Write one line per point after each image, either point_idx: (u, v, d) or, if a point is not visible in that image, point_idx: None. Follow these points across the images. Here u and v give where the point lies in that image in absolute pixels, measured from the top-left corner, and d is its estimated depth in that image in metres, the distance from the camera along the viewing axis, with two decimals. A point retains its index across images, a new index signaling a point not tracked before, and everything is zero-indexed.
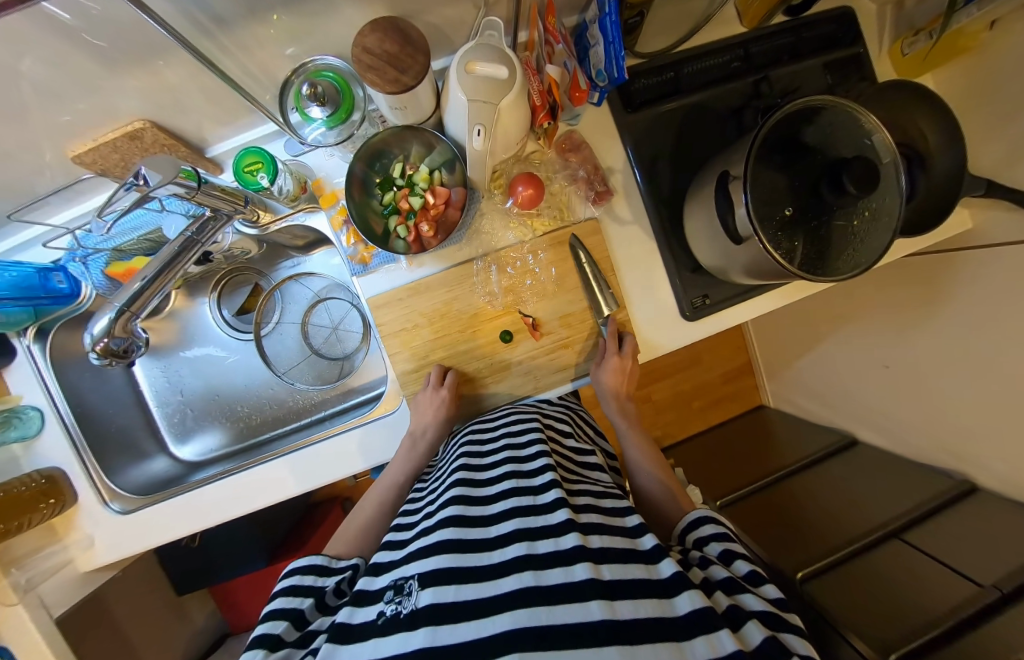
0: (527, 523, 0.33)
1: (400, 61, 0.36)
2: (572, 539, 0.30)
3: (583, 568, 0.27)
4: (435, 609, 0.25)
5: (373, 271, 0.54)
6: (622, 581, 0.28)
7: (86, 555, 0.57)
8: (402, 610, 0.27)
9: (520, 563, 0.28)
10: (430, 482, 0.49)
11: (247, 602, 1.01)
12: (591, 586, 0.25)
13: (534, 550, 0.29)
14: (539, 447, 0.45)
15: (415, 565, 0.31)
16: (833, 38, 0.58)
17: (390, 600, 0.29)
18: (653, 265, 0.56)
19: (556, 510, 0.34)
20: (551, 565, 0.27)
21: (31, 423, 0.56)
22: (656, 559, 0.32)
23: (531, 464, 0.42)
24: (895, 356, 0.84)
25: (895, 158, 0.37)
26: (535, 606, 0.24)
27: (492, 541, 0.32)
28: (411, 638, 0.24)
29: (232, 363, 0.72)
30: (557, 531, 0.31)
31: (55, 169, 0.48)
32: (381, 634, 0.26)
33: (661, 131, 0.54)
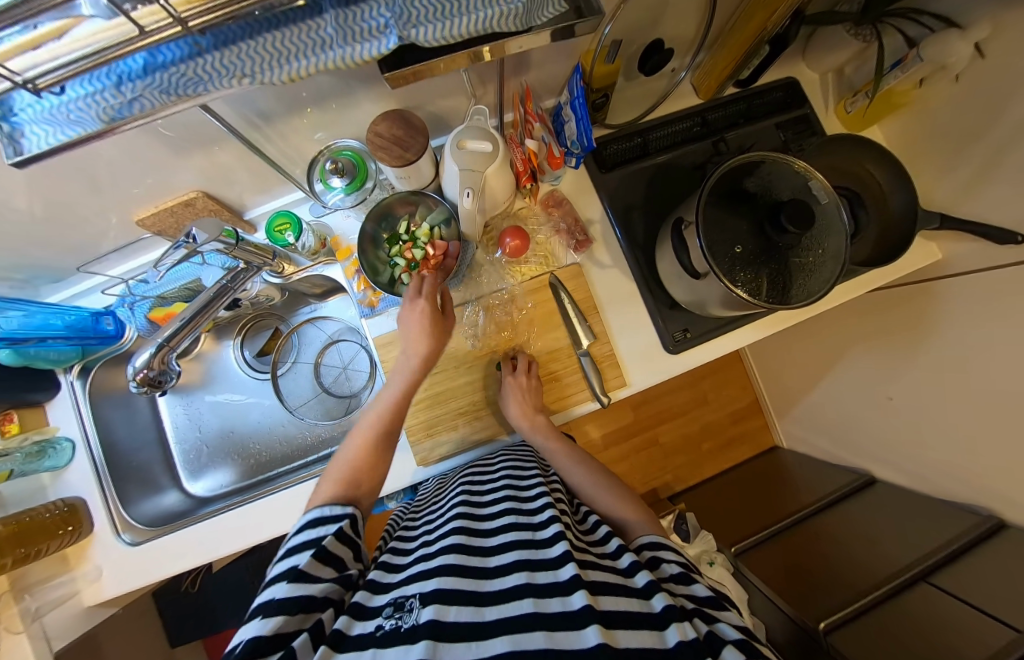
0: (530, 556, 0.34)
1: (404, 142, 0.45)
2: (570, 569, 0.31)
3: (581, 596, 0.28)
4: (436, 625, 0.26)
5: (380, 313, 0.59)
6: (619, 613, 0.28)
7: (92, 588, 0.58)
8: (403, 624, 0.28)
9: (520, 590, 0.29)
10: (426, 517, 0.49)
11: None
12: (588, 613, 0.26)
13: (534, 580, 0.30)
14: (541, 489, 0.46)
15: (416, 585, 0.32)
16: (782, 103, 0.67)
17: (388, 616, 0.30)
18: (633, 303, 0.60)
19: (555, 544, 0.35)
20: (551, 594, 0.28)
21: (63, 454, 0.61)
22: (649, 594, 0.31)
23: (532, 504, 0.44)
24: (896, 386, 0.83)
25: (832, 199, 0.43)
26: (537, 631, 0.25)
27: (492, 571, 0.33)
28: (412, 650, 0.24)
29: (249, 399, 0.77)
30: (556, 563, 0.32)
31: (120, 230, 0.58)
32: (378, 645, 0.26)
33: (633, 186, 0.62)
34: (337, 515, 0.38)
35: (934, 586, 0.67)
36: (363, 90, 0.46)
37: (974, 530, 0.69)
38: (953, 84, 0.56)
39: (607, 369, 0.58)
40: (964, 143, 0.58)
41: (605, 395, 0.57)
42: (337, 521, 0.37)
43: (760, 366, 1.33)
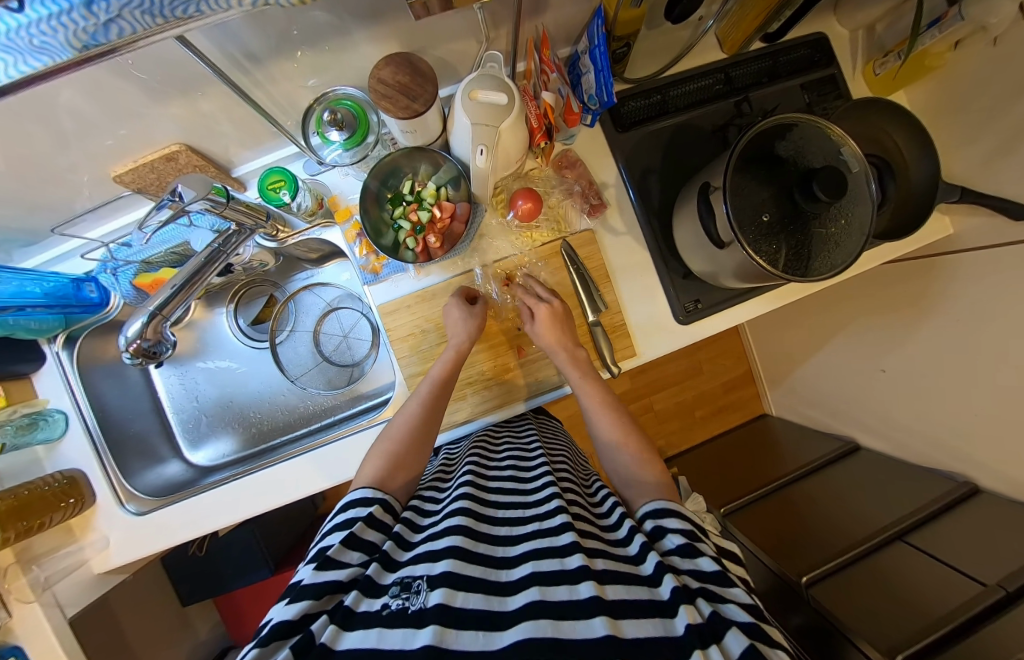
0: (539, 544, 0.32)
1: (411, 91, 0.40)
2: (577, 559, 0.30)
3: (587, 587, 0.27)
4: (445, 610, 0.26)
5: (384, 279, 0.56)
6: (624, 601, 0.27)
7: (100, 556, 0.58)
8: (411, 606, 0.27)
9: (528, 579, 0.29)
10: (433, 490, 0.47)
11: (252, 613, 0.98)
12: (593, 605, 0.26)
13: (541, 567, 0.29)
14: (546, 479, 0.44)
15: (423, 565, 0.31)
16: (810, 60, 0.63)
17: (396, 594, 0.29)
18: (647, 272, 0.59)
19: (562, 532, 0.33)
20: (557, 582, 0.28)
21: (56, 426, 0.59)
22: (656, 581, 0.30)
23: (536, 495, 0.41)
24: (891, 360, 0.85)
25: (864, 168, 0.41)
26: (541, 619, 0.25)
27: (499, 559, 0.32)
28: (421, 635, 0.25)
29: (245, 368, 0.75)
30: (563, 551, 0.31)
31: (95, 188, 0.53)
32: (385, 625, 0.26)
33: (650, 148, 0.58)
34: (368, 500, 0.39)
35: (908, 545, 0.72)
36: (362, 29, 0.41)
37: (950, 494, 0.74)
38: (989, 48, 0.53)
39: (617, 339, 0.58)
40: (992, 112, 0.56)
41: (615, 365, 0.57)
42: (369, 506, 0.38)
43: (756, 339, 1.34)
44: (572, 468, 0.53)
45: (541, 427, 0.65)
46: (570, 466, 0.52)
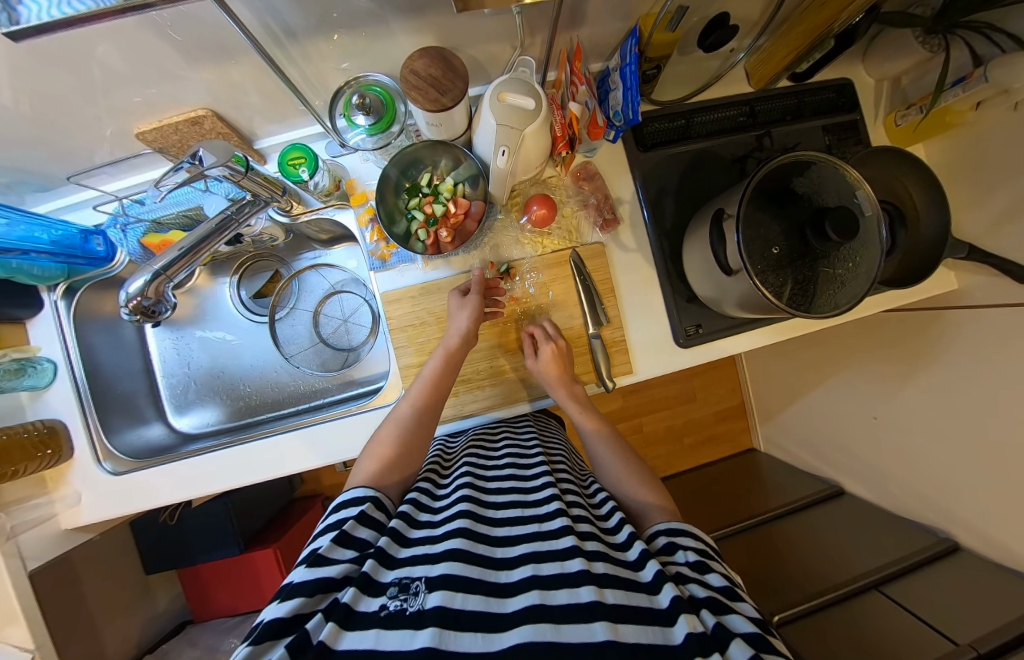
0: (538, 547, 0.31)
1: (441, 85, 0.41)
2: (577, 563, 0.28)
3: (587, 591, 0.25)
4: (443, 612, 0.24)
5: (391, 268, 0.56)
6: (625, 605, 0.25)
7: (70, 512, 0.57)
8: (407, 608, 0.25)
9: (528, 582, 0.27)
10: (433, 481, 0.46)
11: (209, 589, 0.95)
12: (595, 608, 0.24)
13: (541, 571, 0.27)
14: (546, 480, 0.43)
15: (422, 567, 0.29)
16: (833, 104, 0.64)
17: (393, 596, 0.26)
18: (652, 292, 0.59)
19: (562, 535, 0.32)
20: (558, 586, 0.26)
21: (44, 374, 0.58)
22: (655, 589, 0.27)
23: (536, 494, 0.40)
24: (885, 408, 0.85)
25: (876, 213, 0.41)
26: (541, 623, 0.23)
27: (498, 560, 0.30)
28: (419, 637, 0.22)
29: (241, 341, 0.74)
30: (563, 554, 0.29)
31: (116, 143, 0.53)
32: (383, 626, 0.24)
33: (670, 169, 0.59)
34: (361, 499, 0.37)
35: (886, 597, 0.71)
36: (400, 20, 0.42)
37: (931, 548, 0.74)
38: (1009, 113, 0.53)
39: (615, 353, 0.58)
40: (1007, 174, 0.57)
41: (610, 379, 0.57)
42: (360, 506, 0.36)
43: (752, 371, 1.34)
44: (571, 471, 0.51)
45: (541, 426, 0.65)
46: (568, 466, 0.52)
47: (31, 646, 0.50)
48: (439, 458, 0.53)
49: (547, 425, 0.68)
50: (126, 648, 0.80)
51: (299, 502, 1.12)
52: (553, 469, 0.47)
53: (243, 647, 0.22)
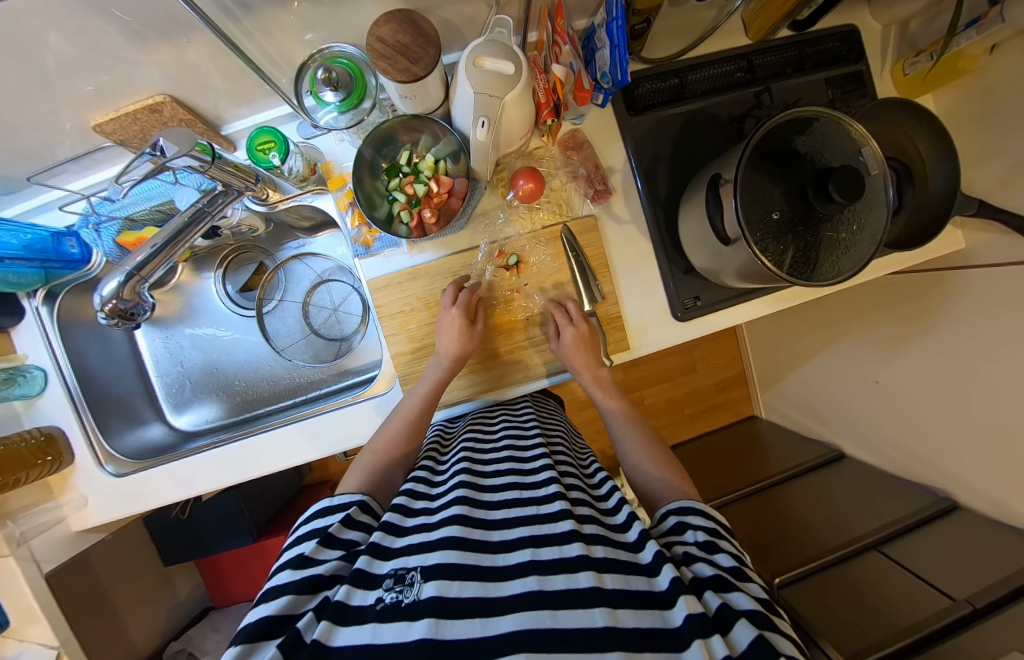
0: (536, 531, 0.31)
1: (411, 52, 0.38)
2: (576, 548, 0.28)
3: (587, 576, 0.25)
4: (439, 600, 0.23)
5: (375, 253, 0.54)
6: (625, 590, 0.25)
7: (79, 514, 0.58)
8: (403, 600, 0.24)
9: (525, 567, 0.26)
10: (432, 468, 0.46)
11: (229, 578, 0.98)
12: (594, 594, 0.24)
13: (539, 556, 0.27)
14: (544, 463, 0.43)
15: (418, 557, 0.28)
16: (837, 54, 0.59)
17: (389, 588, 0.26)
18: (648, 265, 0.57)
19: (561, 519, 0.31)
20: (556, 571, 0.25)
21: (34, 382, 0.57)
22: (655, 571, 0.27)
23: (534, 477, 0.40)
24: (887, 373, 0.84)
25: (883, 171, 0.39)
26: (540, 608, 0.22)
27: (495, 545, 0.29)
28: (415, 628, 0.22)
29: (232, 336, 0.73)
30: (562, 539, 0.29)
31: (76, 137, 0.50)
32: (379, 619, 0.23)
33: (662, 133, 0.56)
34: (345, 504, 0.37)
35: (884, 556, 0.73)
36: None
37: (929, 508, 0.76)
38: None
39: (611, 330, 0.56)
40: (1020, 123, 0.53)
41: (607, 357, 0.56)
42: (346, 510, 0.36)
43: (753, 342, 1.33)
44: (570, 451, 0.51)
45: (540, 406, 0.65)
46: (566, 447, 0.51)
47: (56, 644, 0.52)
48: (438, 443, 0.53)
49: (545, 405, 0.68)
50: (153, 636, 0.83)
51: (309, 490, 1.14)
52: (550, 450, 0.47)
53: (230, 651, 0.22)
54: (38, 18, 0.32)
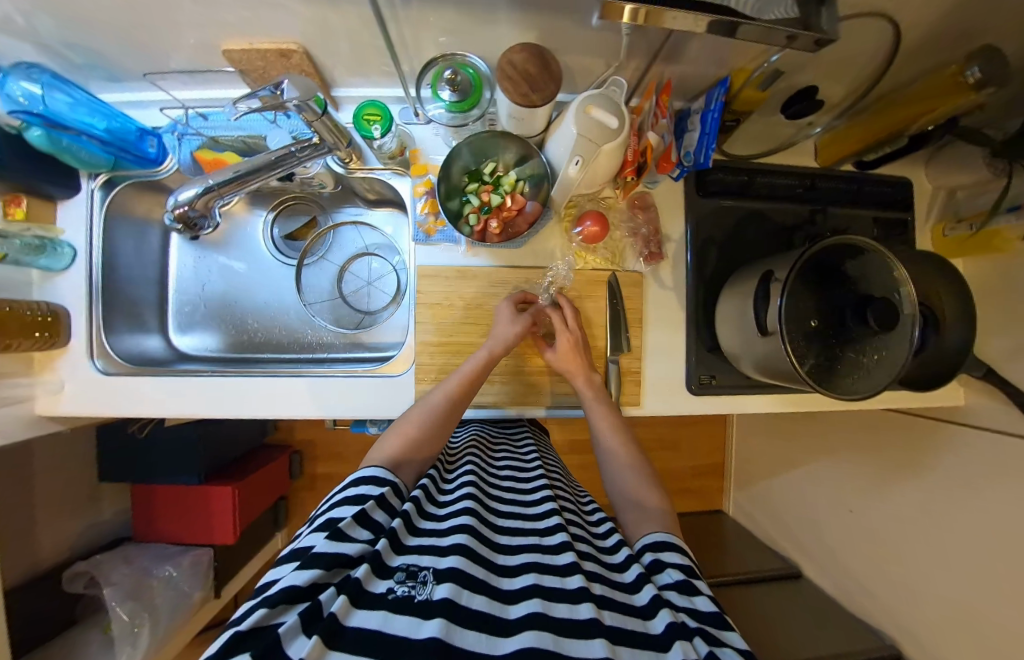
0: (540, 560, 0.31)
1: (535, 81, 0.42)
2: (579, 580, 0.28)
3: (589, 608, 0.25)
4: (452, 604, 0.23)
5: (434, 243, 0.57)
6: (623, 630, 0.25)
7: (49, 399, 0.56)
8: (416, 595, 0.24)
9: (530, 590, 0.27)
10: (438, 474, 0.46)
11: (160, 514, 0.89)
12: (595, 626, 0.24)
13: (544, 582, 0.28)
14: (546, 498, 0.43)
15: (430, 557, 0.28)
16: (890, 200, 0.65)
17: (401, 580, 0.26)
18: (677, 334, 0.59)
19: (562, 553, 0.32)
20: (558, 599, 0.26)
21: (61, 258, 0.57)
22: (649, 615, 0.28)
23: (536, 509, 0.41)
24: (863, 504, 0.86)
25: (913, 316, 0.40)
26: (545, 631, 0.23)
27: (499, 567, 0.30)
28: (428, 624, 0.22)
29: (261, 277, 0.74)
30: (564, 571, 0.29)
31: (200, 53, 0.53)
32: (391, 609, 0.23)
33: (722, 220, 0.60)
34: (380, 480, 0.37)
35: None
36: (514, 13, 0.42)
37: (876, 652, 0.75)
38: None
39: (627, 383, 0.58)
40: None
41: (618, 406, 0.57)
42: (381, 487, 0.36)
43: (740, 434, 1.34)
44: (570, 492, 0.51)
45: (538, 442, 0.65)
46: (565, 488, 0.52)
47: None
48: (444, 458, 0.52)
49: (540, 439, 0.68)
50: (60, 551, 0.78)
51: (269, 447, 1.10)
52: (551, 488, 0.47)
53: (257, 609, 0.22)
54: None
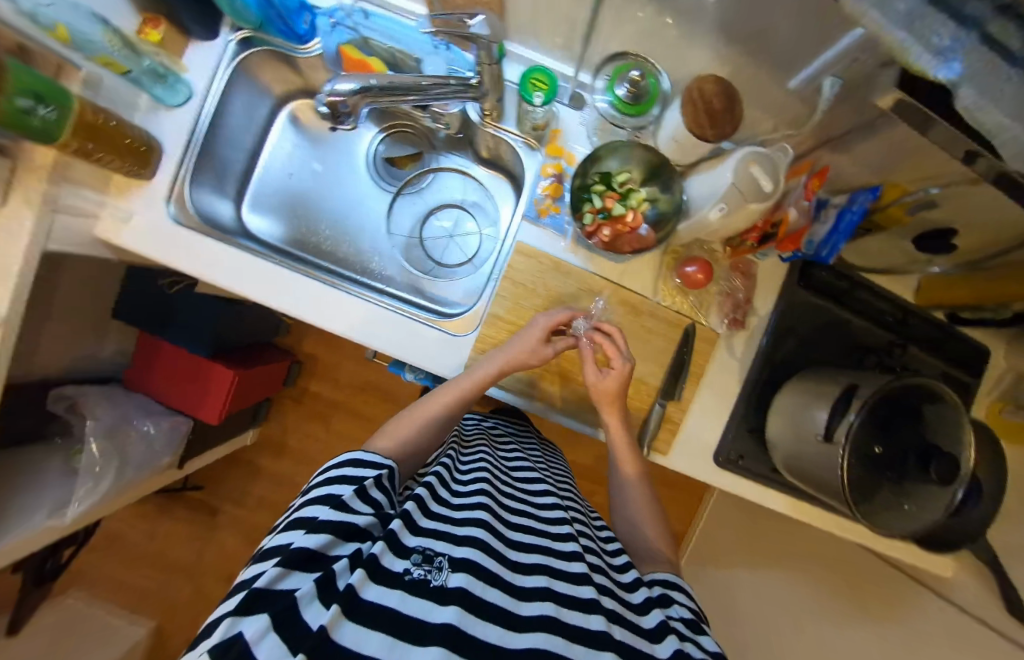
0: (551, 562, 0.34)
1: (718, 119, 0.43)
2: (589, 591, 0.33)
3: (598, 620, 0.30)
4: (467, 596, 0.27)
5: (541, 225, 0.56)
6: (627, 643, 0.31)
7: (113, 225, 0.56)
8: (432, 581, 0.28)
9: (543, 592, 0.31)
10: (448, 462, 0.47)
11: (152, 381, 0.86)
12: (605, 639, 0.29)
13: (555, 587, 0.32)
14: (557, 503, 0.46)
15: (445, 544, 0.31)
16: (967, 360, 0.65)
17: (417, 563, 0.29)
18: (726, 403, 0.59)
19: (572, 561, 0.36)
20: (568, 606, 0.30)
21: (177, 95, 0.55)
22: (654, 639, 0.33)
23: (547, 513, 0.44)
24: (807, 623, 0.87)
25: (963, 482, 0.41)
26: (554, 636, 0.28)
27: (513, 561, 0.33)
28: (442, 611, 0.26)
29: (352, 186, 0.72)
30: (575, 579, 0.33)
31: None
32: (406, 591, 0.26)
33: (811, 315, 0.60)
34: (379, 462, 0.38)
35: None
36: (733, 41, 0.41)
37: None
38: None
39: (662, 430, 0.58)
40: None
41: (648, 447, 0.58)
42: (378, 469, 0.37)
43: None
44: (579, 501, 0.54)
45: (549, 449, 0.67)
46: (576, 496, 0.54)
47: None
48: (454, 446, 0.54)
49: (546, 452, 0.68)
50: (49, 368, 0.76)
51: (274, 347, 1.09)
52: (561, 493, 0.50)
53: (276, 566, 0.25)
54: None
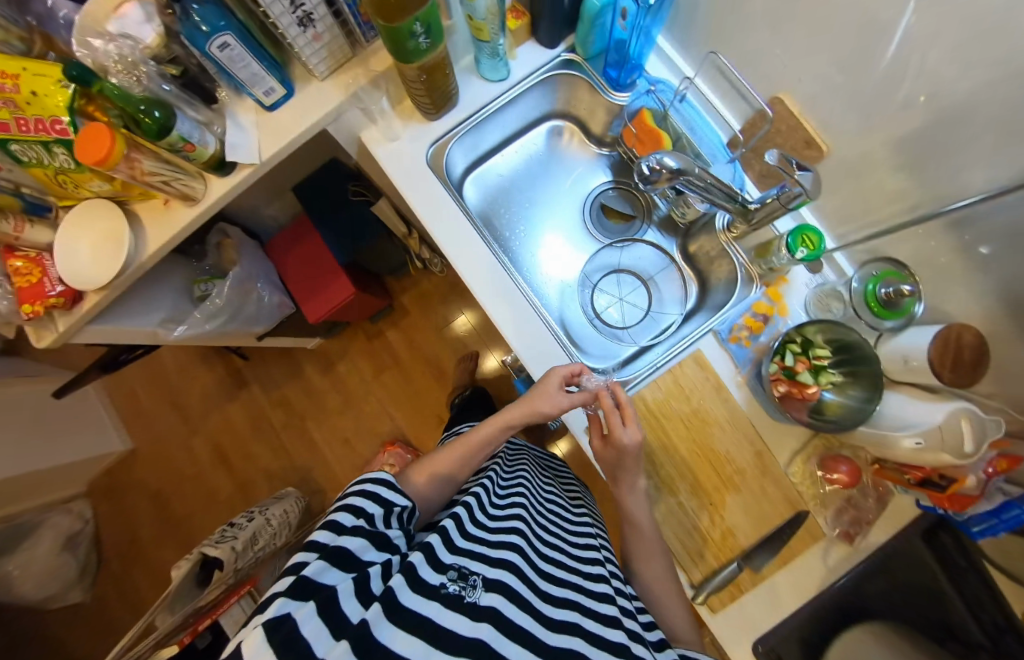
0: (578, 603, 0.33)
1: (959, 369, 0.42)
2: (617, 637, 0.31)
3: None
4: (500, 615, 0.25)
5: (725, 348, 0.59)
6: None
7: (375, 135, 0.63)
8: (467, 595, 0.26)
9: (571, 627, 0.29)
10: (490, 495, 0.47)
11: (286, 263, 0.92)
12: None
13: (583, 626, 0.30)
14: (589, 559, 0.45)
15: (478, 567, 0.30)
16: None
17: (454, 579, 0.27)
18: (791, 600, 0.58)
19: (599, 606, 0.34)
20: (597, 644, 0.29)
21: (492, 71, 0.61)
22: None
23: (576, 559, 0.43)
24: None
25: None
26: None
27: (543, 592, 0.32)
28: (477, 627, 0.23)
29: (566, 213, 0.78)
30: (604, 624, 0.32)
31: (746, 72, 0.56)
32: (446, 601, 0.25)
33: (917, 572, 0.58)
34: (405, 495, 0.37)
35: None
36: None
37: None
38: None
39: (724, 590, 0.56)
40: None
41: (705, 598, 0.56)
42: (403, 500, 0.36)
43: None
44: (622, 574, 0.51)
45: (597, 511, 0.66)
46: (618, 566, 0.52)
47: None
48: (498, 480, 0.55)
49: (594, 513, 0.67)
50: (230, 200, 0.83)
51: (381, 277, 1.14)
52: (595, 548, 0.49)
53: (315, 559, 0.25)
54: (948, 98, 0.34)
